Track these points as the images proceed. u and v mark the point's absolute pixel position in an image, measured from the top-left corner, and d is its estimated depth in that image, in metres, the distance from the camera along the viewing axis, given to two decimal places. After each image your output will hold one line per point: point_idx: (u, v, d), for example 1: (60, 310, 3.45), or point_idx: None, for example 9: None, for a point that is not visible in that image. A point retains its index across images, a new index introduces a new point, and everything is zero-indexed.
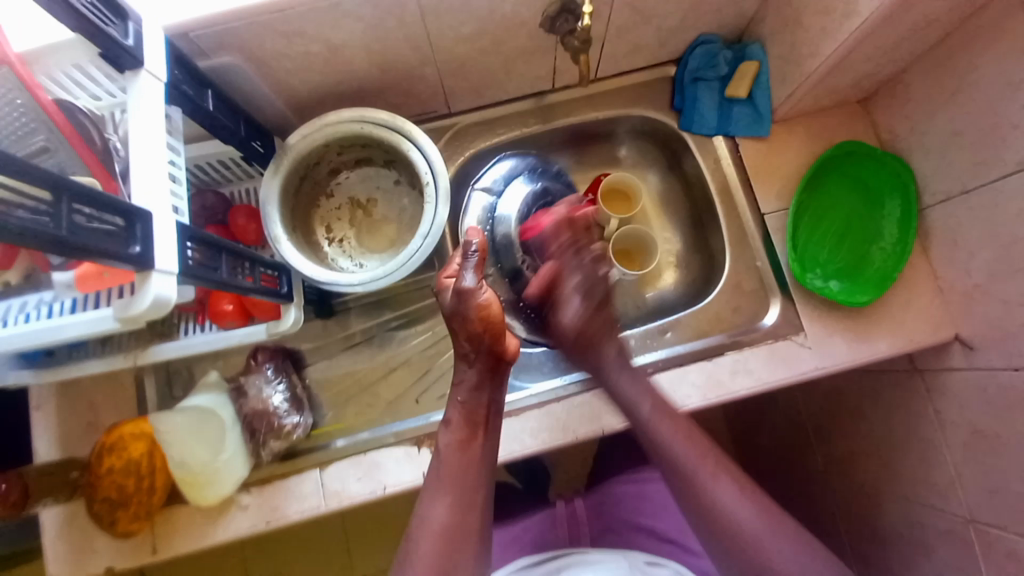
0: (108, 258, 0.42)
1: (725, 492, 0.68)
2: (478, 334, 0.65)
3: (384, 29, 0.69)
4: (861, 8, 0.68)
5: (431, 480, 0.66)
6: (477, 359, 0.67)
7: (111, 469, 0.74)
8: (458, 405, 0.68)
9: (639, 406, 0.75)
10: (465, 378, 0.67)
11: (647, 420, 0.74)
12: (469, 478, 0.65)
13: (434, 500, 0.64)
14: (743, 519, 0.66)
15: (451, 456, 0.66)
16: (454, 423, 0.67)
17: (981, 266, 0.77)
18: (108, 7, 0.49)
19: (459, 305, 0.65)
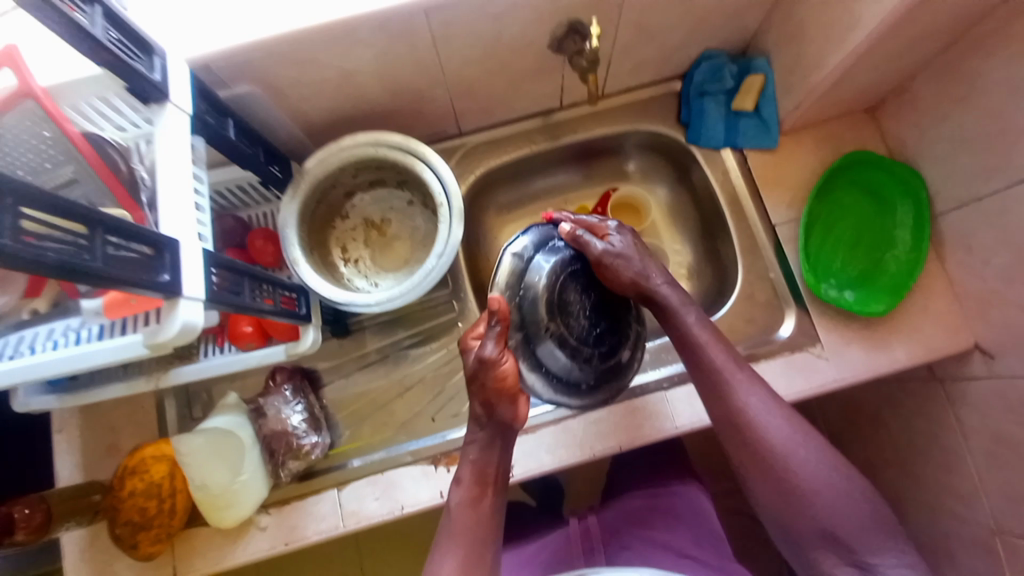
0: (137, 287, 0.43)
1: (759, 400, 0.65)
2: (493, 401, 0.67)
3: (396, 55, 0.71)
4: (863, 22, 0.69)
5: (448, 527, 0.64)
6: (489, 423, 0.68)
7: (132, 491, 0.75)
8: (469, 462, 0.68)
9: (684, 314, 0.72)
10: (476, 437, 0.69)
11: (690, 327, 0.71)
12: (481, 535, 0.64)
13: (444, 556, 0.62)
14: (774, 430, 0.64)
15: (462, 514, 0.65)
16: (466, 480, 0.67)
17: (997, 272, 0.76)
18: (135, 43, 0.50)
19: (479, 370, 0.67)
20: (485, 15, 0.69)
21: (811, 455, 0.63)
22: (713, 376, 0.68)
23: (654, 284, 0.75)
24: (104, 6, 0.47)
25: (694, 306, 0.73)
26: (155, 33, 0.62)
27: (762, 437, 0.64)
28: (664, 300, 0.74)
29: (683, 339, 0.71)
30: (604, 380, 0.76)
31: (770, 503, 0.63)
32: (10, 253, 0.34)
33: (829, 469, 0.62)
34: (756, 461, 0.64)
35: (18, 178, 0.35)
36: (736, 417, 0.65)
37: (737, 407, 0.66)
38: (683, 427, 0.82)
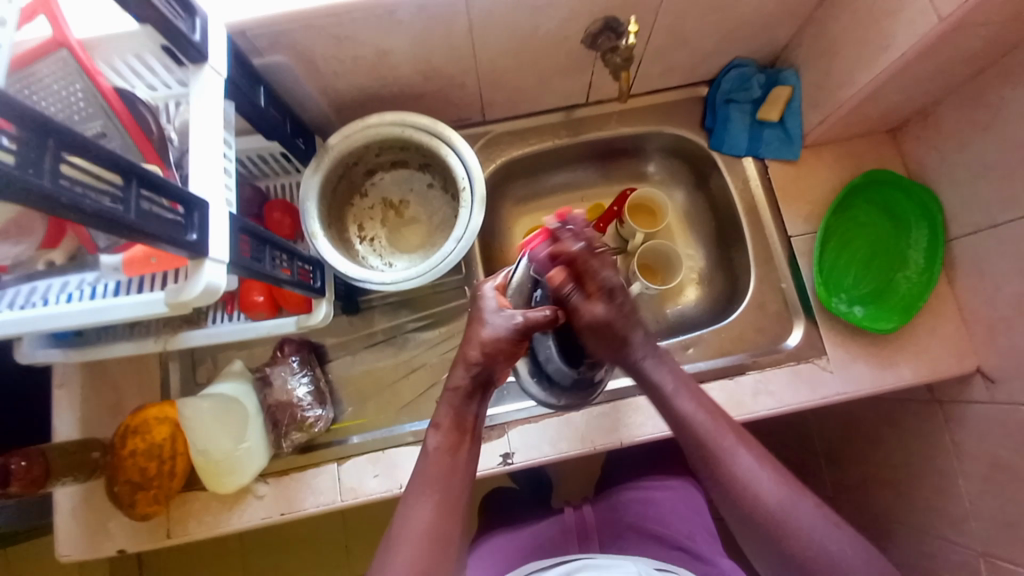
0: (165, 244, 0.43)
1: (746, 459, 0.61)
2: (495, 356, 0.65)
3: (430, 37, 0.71)
4: (899, 42, 0.69)
5: (418, 475, 0.62)
6: (477, 372, 0.65)
7: (134, 451, 0.75)
8: (449, 408, 0.65)
9: (665, 385, 0.68)
10: (460, 385, 0.65)
11: (669, 396, 0.67)
12: (457, 485, 0.62)
13: (417, 501, 0.60)
14: (761, 492, 0.59)
15: (436, 459, 0.63)
16: (444, 426, 0.65)
17: (1007, 300, 0.77)
18: (178, 2, 0.50)
19: (501, 328, 0.65)
20: (523, 4, 0.68)
21: (803, 514, 0.58)
22: (696, 437, 0.63)
23: (638, 357, 0.69)
24: None
25: (661, 358, 0.70)
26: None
27: (751, 501, 0.59)
28: (644, 373, 0.69)
29: (664, 400, 0.67)
30: (575, 391, 0.76)
31: (768, 561, 0.60)
32: (50, 197, 0.34)
33: (823, 527, 0.57)
34: (746, 523, 0.60)
35: (62, 123, 0.34)
36: (722, 481, 0.61)
37: (722, 472, 0.61)
38: None
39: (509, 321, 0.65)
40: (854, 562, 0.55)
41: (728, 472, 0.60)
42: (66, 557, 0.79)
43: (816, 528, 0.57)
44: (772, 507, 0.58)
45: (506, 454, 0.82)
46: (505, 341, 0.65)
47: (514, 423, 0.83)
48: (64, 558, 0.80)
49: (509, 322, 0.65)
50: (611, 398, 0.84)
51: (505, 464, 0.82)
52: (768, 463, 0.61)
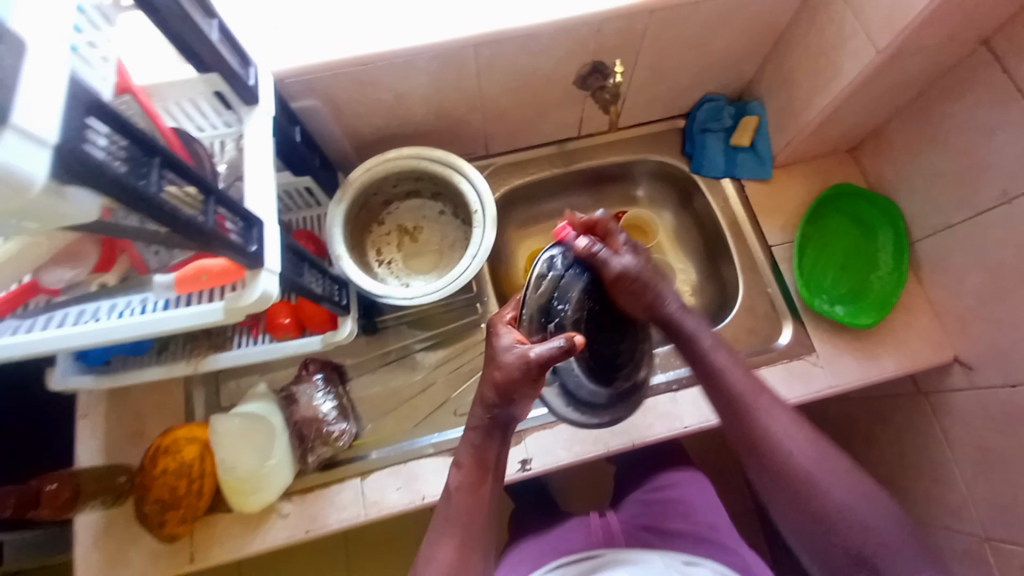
0: (231, 252, 0.49)
1: (782, 421, 0.70)
2: (512, 397, 0.66)
3: (444, 81, 0.81)
4: (845, 73, 0.81)
5: (444, 513, 0.70)
6: (495, 415, 0.69)
7: (165, 470, 0.77)
8: (470, 446, 0.71)
9: (702, 339, 0.76)
10: (478, 425, 0.70)
11: (707, 351, 0.76)
12: (477, 517, 0.69)
13: (441, 539, 0.68)
14: (797, 450, 0.68)
15: (461, 496, 0.70)
16: (465, 464, 0.71)
17: (971, 291, 0.85)
18: (236, 52, 0.59)
19: (516, 364, 0.65)
20: (524, 51, 0.79)
21: (831, 470, 0.67)
22: (738, 402, 0.72)
23: (670, 309, 0.78)
24: (219, 22, 0.55)
25: (693, 315, 0.79)
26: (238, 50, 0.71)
27: (787, 457, 0.68)
28: (679, 325, 0.78)
29: (704, 366, 0.75)
30: (607, 405, 0.79)
31: (790, 521, 0.68)
32: (155, 204, 0.40)
33: (846, 483, 0.66)
34: (777, 482, 0.68)
35: (164, 145, 0.41)
36: (760, 442, 0.69)
37: (761, 432, 0.69)
38: (691, 427, 0.87)
39: (523, 357, 0.65)
40: (871, 515, 0.64)
41: (767, 432, 0.69)
42: None
43: (841, 485, 0.66)
44: (804, 465, 0.67)
45: (524, 460, 0.85)
46: (519, 376, 0.65)
47: (529, 429, 0.87)
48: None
49: (521, 358, 0.65)
50: None
51: (523, 471, 0.85)
52: (801, 428, 0.70)
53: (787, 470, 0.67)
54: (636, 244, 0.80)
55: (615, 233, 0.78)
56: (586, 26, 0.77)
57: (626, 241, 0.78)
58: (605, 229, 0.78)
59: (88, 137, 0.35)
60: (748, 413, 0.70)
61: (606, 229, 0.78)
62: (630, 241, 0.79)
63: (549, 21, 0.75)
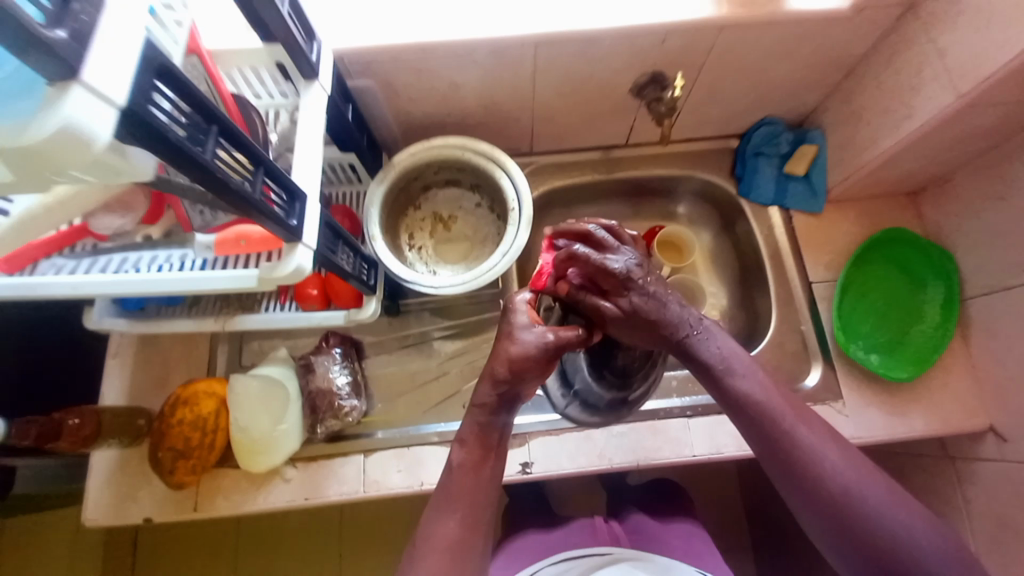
0: (272, 223, 0.50)
1: (809, 433, 0.63)
2: (523, 374, 0.67)
3: (499, 75, 0.80)
4: (917, 114, 0.77)
5: (445, 489, 0.67)
6: (505, 391, 0.69)
7: (181, 421, 0.80)
8: (473, 425, 0.70)
9: (717, 355, 0.69)
10: (486, 402, 0.69)
11: (723, 368, 0.68)
12: (481, 495, 0.67)
13: (442, 516, 0.65)
14: (828, 468, 0.61)
15: (462, 473, 0.68)
16: (469, 442, 0.69)
17: (1018, 360, 0.81)
18: (303, 27, 0.59)
19: (531, 343, 0.68)
20: (584, 53, 0.78)
21: (869, 488, 0.60)
22: (757, 413, 0.65)
23: (685, 337, 0.70)
24: None
25: (710, 329, 0.71)
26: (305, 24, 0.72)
27: (818, 476, 0.61)
28: (692, 348, 0.70)
29: (719, 379, 0.68)
30: (607, 410, 0.84)
31: (834, 546, 0.61)
32: (208, 171, 0.41)
33: (889, 502, 0.59)
34: (812, 503, 0.61)
35: (222, 113, 0.42)
36: (785, 458, 0.63)
37: (785, 447, 0.63)
38: (700, 456, 0.85)
39: (541, 338, 0.68)
40: (924, 541, 0.57)
41: (793, 445, 0.62)
42: (90, 521, 0.84)
43: (883, 506, 0.59)
44: (838, 483, 0.60)
45: (525, 464, 0.85)
46: (535, 358, 0.68)
47: (534, 433, 0.87)
48: (88, 521, 0.84)
49: (540, 339, 0.68)
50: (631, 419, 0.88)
51: (523, 474, 0.85)
52: (833, 440, 0.63)
53: (821, 489, 0.60)
54: (634, 275, 0.69)
55: (608, 270, 0.69)
56: (651, 35, 0.75)
57: (621, 272, 0.68)
58: (589, 267, 0.69)
59: (153, 99, 0.36)
60: (770, 425, 0.64)
61: (596, 265, 0.69)
62: (625, 269, 0.69)
63: (614, 27, 0.73)
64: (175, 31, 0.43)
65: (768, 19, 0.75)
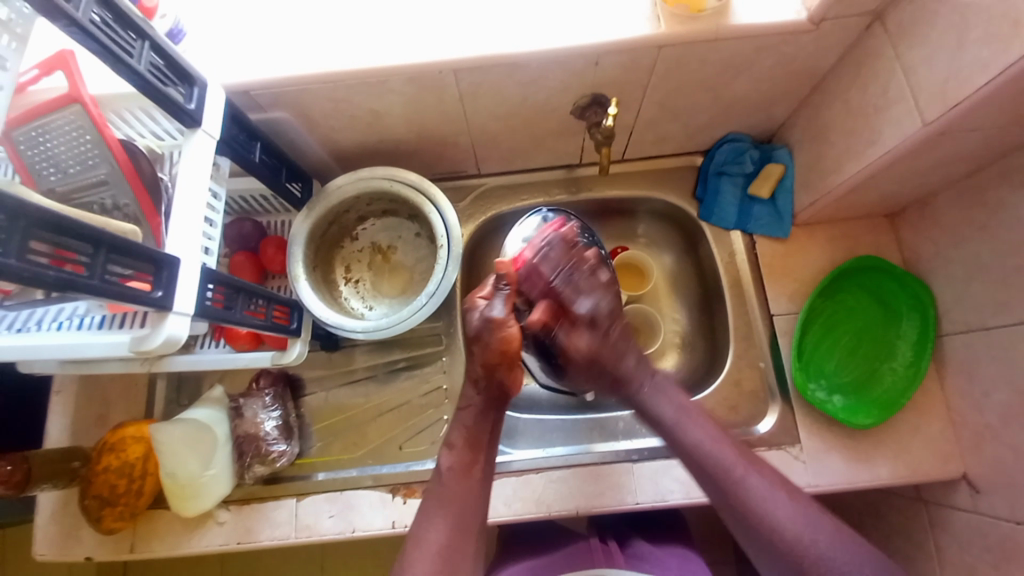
0: (132, 299, 0.48)
1: (758, 482, 0.62)
2: (494, 363, 0.67)
3: (424, 103, 0.75)
4: (883, 140, 0.69)
5: (433, 494, 0.66)
6: (483, 386, 0.68)
7: (106, 467, 0.79)
8: (462, 428, 0.68)
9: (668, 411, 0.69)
10: (471, 403, 0.69)
11: (673, 425, 0.68)
12: (471, 500, 0.65)
13: (432, 522, 0.63)
14: (775, 510, 0.60)
15: (452, 479, 0.66)
16: (458, 445, 0.68)
17: (995, 407, 0.74)
18: (176, 72, 0.55)
19: (483, 330, 0.67)
20: (513, 80, 0.72)
21: (813, 531, 0.58)
22: (705, 467, 0.64)
23: (637, 381, 0.70)
24: (152, 41, 0.52)
25: (658, 383, 0.71)
26: (206, 58, 0.68)
27: (764, 520, 0.59)
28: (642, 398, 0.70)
29: (671, 435, 0.68)
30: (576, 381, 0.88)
31: None
32: (16, 271, 0.38)
33: (839, 543, 0.57)
34: (766, 552, 0.59)
35: (32, 204, 0.39)
36: (729, 504, 0.62)
37: (736, 498, 0.61)
38: (644, 504, 0.81)
39: (485, 316, 0.68)
40: None
41: (738, 489, 0.62)
42: (40, 556, 0.83)
43: (830, 548, 0.57)
44: (788, 532, 0.58)
45: None
46: (494, 349, 0.66)
47: None
48: (39, 556, 0.83)
49: (482, 318, 0.68)
50: (573, 463, 0.84)
51: None
52: (780, 487, 0.62)
53: (774, 536, 0.58)
54: (592, 267, 0.76)
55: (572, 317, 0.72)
56: (584, 58, 0.69)
57: (590, 260, 0.77)
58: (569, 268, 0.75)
59: None
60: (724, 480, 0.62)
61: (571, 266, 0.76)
62: (595, 261, 0.77)
63: (539, 51, 0.67)
64: None
65: (714, 37, 0.67)
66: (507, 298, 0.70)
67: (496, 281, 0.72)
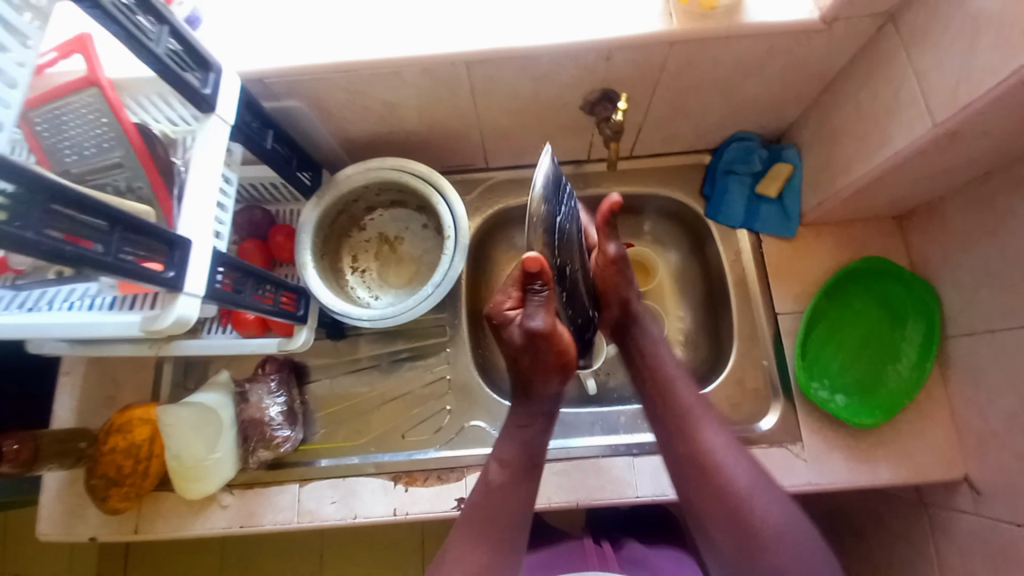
0: (145, 279, 0.49)
1: (724, 443, 0.67)
2: (549, 370, 0.66)
3: (436, 95, 0.75)
4: (893, 142, 0.69)
5: (478, 506, 0.67)
6: (544, 404, 0.70)
7: (113, 448, 0.81)
8: (515, 441, 0.70)
9: (658, 347, 0.75)
10: (531, 422, 0.70)
11: (660, 360, 0.74)
12: (517, 515, 0.67)
13: (473, 535, 0.65)
14: (713, 443, 0.67)
15: (500, 493, 0.67)
16: (508, 460, 0.69)
17: (999, 411, 0.73)
18: (194, 58, 0.56)
19: (528, 341, 0.63)
20: (525, 74, 0.72)
21: (740, 473, 0.65)
22: (652, 375, 0.73)
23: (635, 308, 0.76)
24: (172, 26, 0.52)
25: (649, 315, 0.78)
26: (221, 46, 0.68)
27: (722, 482, 0.65)
28: (641, 331, 0.76)
29: (662, 390, 0.71)
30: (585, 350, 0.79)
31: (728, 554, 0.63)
32: (34, 245, 0.39)
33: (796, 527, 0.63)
34: (718, 508, 0.64)
35: (54, 180, 0.40)
36: (693, 453, 0.67)
37: (697, 446, 0.67)
38: (643, 499, 0.81)
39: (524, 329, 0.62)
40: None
41: (674, 395, 0.70)
42: (44, 535, 0.84)
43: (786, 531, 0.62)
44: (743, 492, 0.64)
45: (461, 499, 0.82)
46: (548, 359, 0.65)
47: (472, 467, 0.84)
48: (42, 536, 0.84)
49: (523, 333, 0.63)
50: (573, 456, 0.85)
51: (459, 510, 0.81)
52: (745, 458, 0.67)
53: (727, 491, 0.64)
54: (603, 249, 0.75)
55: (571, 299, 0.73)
56: (596, 53, 0.69)
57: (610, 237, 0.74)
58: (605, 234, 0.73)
59: None
60: (689, 425, 0.68)
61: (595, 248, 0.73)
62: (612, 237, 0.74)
63: (552, 46, 0.67)
64: (6, 95, 0.43)
65: (725, 35, 0.67)
66: (546, 304, 0.62)
67: (534, 284, 0.61)
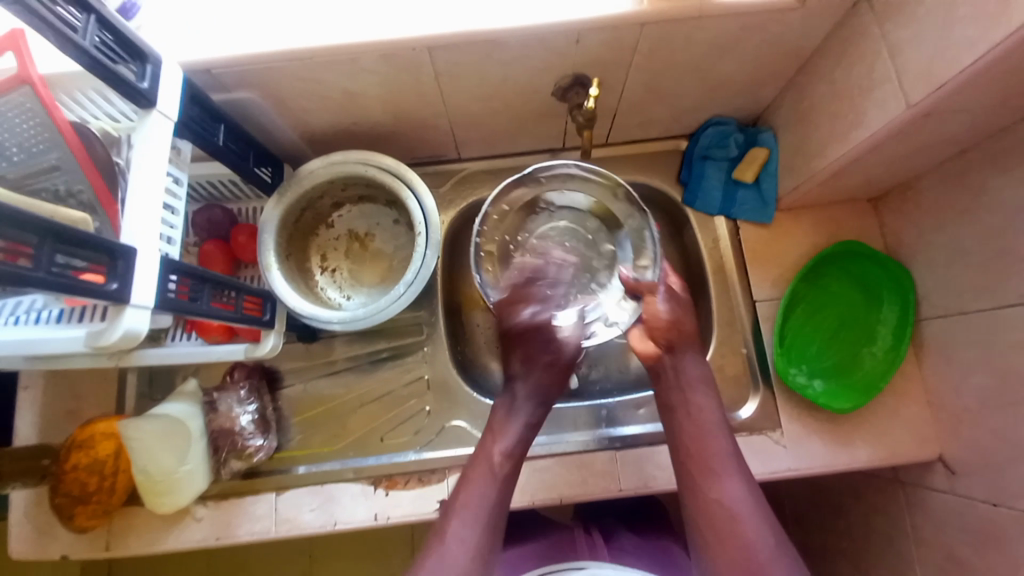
0: (84, 293, 0.45)
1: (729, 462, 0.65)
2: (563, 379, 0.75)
3: (400, 82, 0.72)
4: (868, 122, 0.68)
5: (473, 493, 0.63)
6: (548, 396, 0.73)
7: (76, 465, 0.77)
8: (520, 427, 0.70)
9: (684, 370, 0.72)
10: (536, 415, 0.72)
11: (685, 380, 0.71)
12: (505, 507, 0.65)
13: (466, 519, 0.61)
14: (717, 457, 0.64)
15: (496, 479, 0.65)
16: (513, 448, 0.68)
17: (973, 389, 0.74)
18: (128, 49, 0.52)
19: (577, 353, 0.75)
20: (492, 59, 0.69)
21: (740, 493, 0.62)
22: (669, 393, 0.71)
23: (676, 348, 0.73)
24: (98, 15, 0.48)
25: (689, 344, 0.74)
26: (164, 35, 0.64)
27: (714, 490, 0.62)
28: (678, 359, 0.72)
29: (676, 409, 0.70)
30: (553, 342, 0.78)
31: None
32: None
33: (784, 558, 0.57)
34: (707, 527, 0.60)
35: None
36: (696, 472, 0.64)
37: (701, 460, 0.65)
38: (626, 491, 0.81)
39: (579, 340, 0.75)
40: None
41: (689, 414, 0.69)
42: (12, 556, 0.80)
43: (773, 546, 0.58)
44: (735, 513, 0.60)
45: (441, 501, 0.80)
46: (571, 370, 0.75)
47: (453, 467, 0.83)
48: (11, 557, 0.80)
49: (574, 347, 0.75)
50: (555, 451, 0.84)
51: None
52: (744, 476, 0.64)
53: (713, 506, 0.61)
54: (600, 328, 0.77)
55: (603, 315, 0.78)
56: (565, 36, 0.67)
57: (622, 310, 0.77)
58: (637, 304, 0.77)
59: None
60: (696, 447, 0.66)
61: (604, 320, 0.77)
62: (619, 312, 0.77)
63: (519, 28, 0.64)
64: None
65: (698, 14, 0.65)
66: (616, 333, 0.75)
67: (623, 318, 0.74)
